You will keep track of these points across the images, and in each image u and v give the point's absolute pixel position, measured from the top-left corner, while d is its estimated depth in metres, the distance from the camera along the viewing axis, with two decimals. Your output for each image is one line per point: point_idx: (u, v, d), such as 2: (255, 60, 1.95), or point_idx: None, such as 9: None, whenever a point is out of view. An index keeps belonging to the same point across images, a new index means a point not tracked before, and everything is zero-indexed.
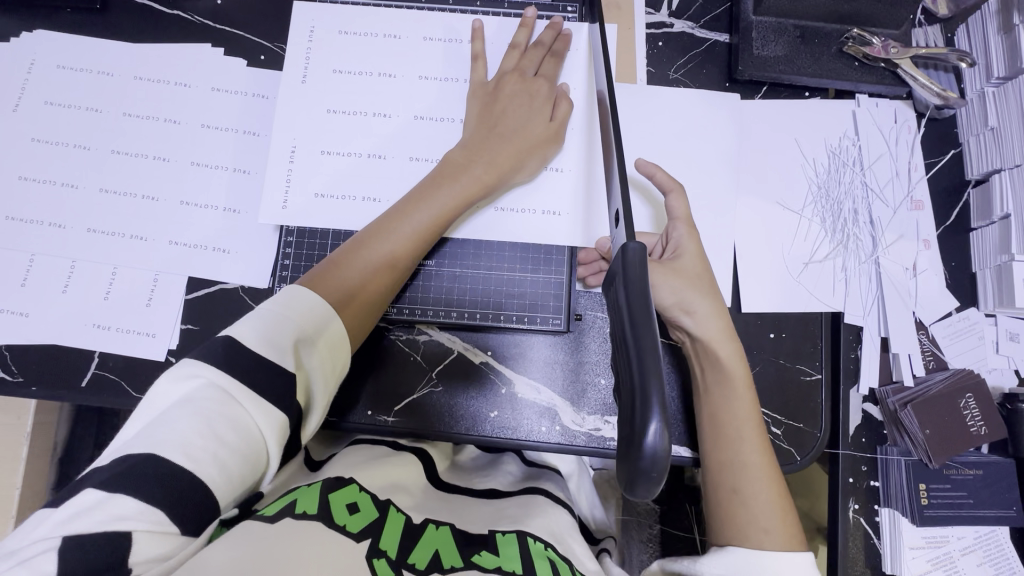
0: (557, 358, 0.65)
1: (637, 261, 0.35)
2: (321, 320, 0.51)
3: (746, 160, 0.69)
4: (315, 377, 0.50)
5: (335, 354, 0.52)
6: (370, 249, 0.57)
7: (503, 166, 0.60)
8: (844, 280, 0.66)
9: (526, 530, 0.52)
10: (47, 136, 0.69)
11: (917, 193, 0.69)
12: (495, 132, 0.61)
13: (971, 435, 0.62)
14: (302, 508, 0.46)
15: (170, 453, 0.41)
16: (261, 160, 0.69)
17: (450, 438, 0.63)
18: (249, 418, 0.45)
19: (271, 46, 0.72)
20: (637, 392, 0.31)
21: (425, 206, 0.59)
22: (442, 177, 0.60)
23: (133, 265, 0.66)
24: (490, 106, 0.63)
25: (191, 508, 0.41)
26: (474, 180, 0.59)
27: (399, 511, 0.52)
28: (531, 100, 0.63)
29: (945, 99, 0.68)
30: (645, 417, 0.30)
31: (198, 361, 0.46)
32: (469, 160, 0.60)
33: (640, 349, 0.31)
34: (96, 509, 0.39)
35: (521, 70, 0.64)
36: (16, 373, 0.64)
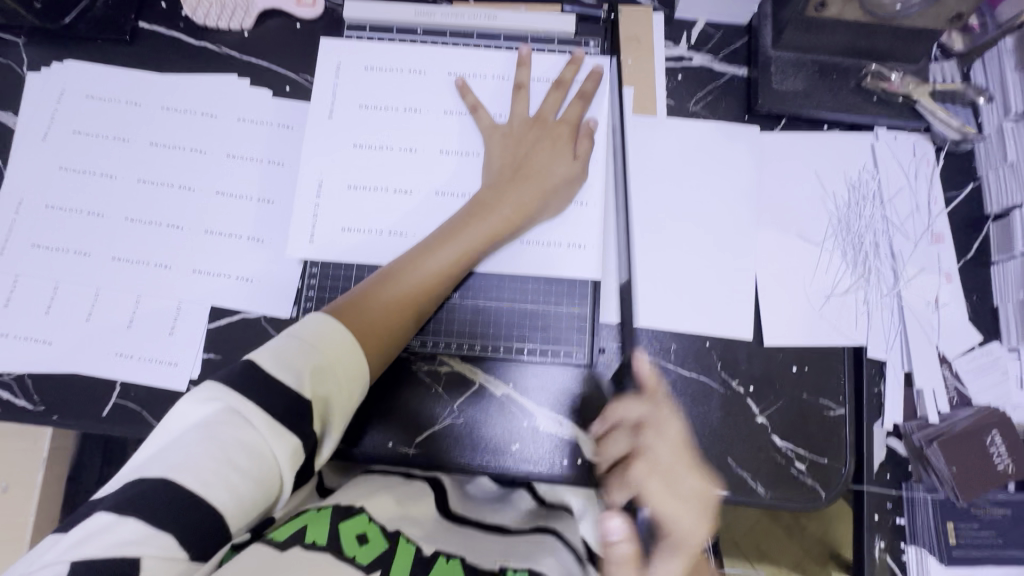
0: (580, 391, 0.65)
1: None
2: (342, 351, 0.51)
3: (766, 191, 0.70)
4: (331, 404, 0.49)
5: (350, 386, 0.51)
6: (401, 280, 0.58)
7: (530, 205, 0.61)
8: (867, 313, 0.66)
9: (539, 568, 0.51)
10: (75, 165, 0.69)
11: (937, 226, 0.69)
12: (523, 172, 0.63)
13: (999, 474, 0.61)
14: (312, 538, 0.48)
15: (185, 478, 0.42)
16: (286, 191, 0.69)
17: (471, 469, 0.63)
18: (263, 441, 0.45)
19: (297, 78, 0.73)
20: None
21: (456, 242, 0.60)
22: (468, 217, 0.61)
23: (157, 293, 0.66)
24: (518, 147, 0.64)
25: (204, 533, 0.42)
26: (503, 218, 0.61)
27: (410, 540, 0.52)
28: (553, 145, 0.64)
29: (965, 133, 0.69)
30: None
31: (214, 383, 0.47)
32: (497, 201, 0.61)
33: None
34: (106, 533, 0.40)
35: (544, 117, 0.65)
36: (37, 403, 0.64)
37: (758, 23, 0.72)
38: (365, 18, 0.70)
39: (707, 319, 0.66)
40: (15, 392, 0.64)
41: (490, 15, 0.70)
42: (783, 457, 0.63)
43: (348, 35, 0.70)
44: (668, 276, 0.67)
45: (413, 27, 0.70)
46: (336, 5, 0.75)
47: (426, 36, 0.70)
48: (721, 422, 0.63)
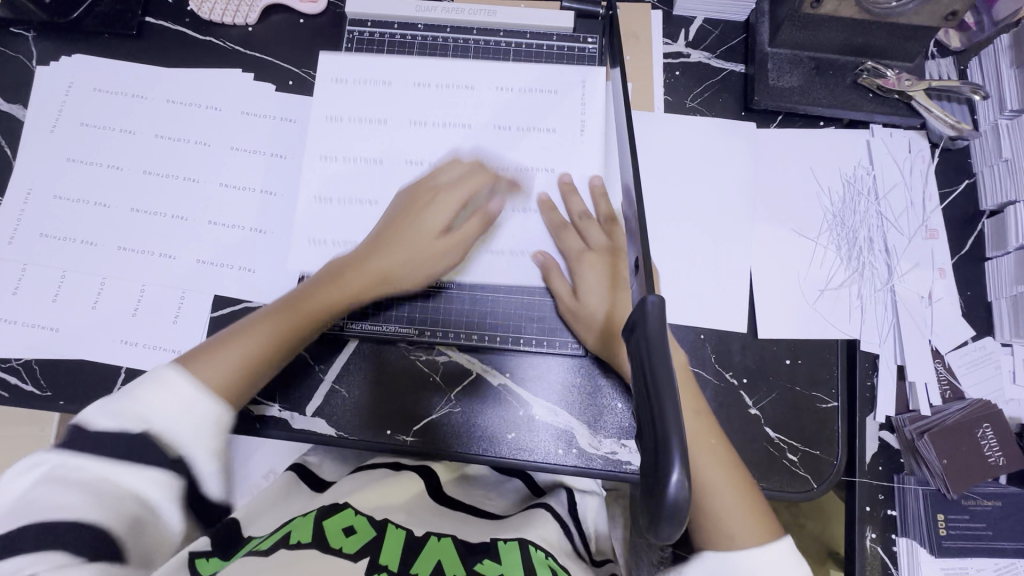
0: (576, 381, 0.65)
1: (656, 314, 0.36)
2: (160, 386, 0.53)
3: (762, 186, 0.70)
4: (162, 441, 0.50)
5: (188, 423, 0.52)
6: (322, 290, 0.63)
7: (390, 268, 0.64)
8: (860, 307, 0.66)
9: (526, 539, 0.54)
10: (83, 157, 0.71)
11: (931, 222, 0.70)
12: (432, 202, 0.66)
13: (990, 466, 0.62)
14: (295, 538, 0.49)
15: (116, 477, 0.48)
16: (289, 183, 0.70)
17: (466, 457, 0.64)
18: None
19: (300, 72, 0.74)
20: (659, 442, 0.32)
21: (334, 287, 0.63)
22: (375, 244, 0.65)
23: (161, 282, 0.68)
24: (449, 174, 0.67)
25: None
26: (360, 278, 0.64)
27: (397, 526, 0.54)
28: (477, 174, 0.67)
29: (960, 130, 0.69)
30: (667, 465, 0.31)
31: (125, 400, 0.51)
32: (397, 233, 0.65)
33: (661, 404, 0.32)
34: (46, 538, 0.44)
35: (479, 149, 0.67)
36: (45, 388, 0.65)
37: (755, 20, 0.73)
38: (367, 14, 0.71)
39: (701, 312, 0.66)
40: (23, 378, 0.66)
41: (490, 11, 0.71)
42: (776, 448, 0.63)
43: (350, 30, 0.71)
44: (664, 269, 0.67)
45: (414, 22, 0.71)
46: (339, 2, 0.76)
47: (426, 31, 0.71)
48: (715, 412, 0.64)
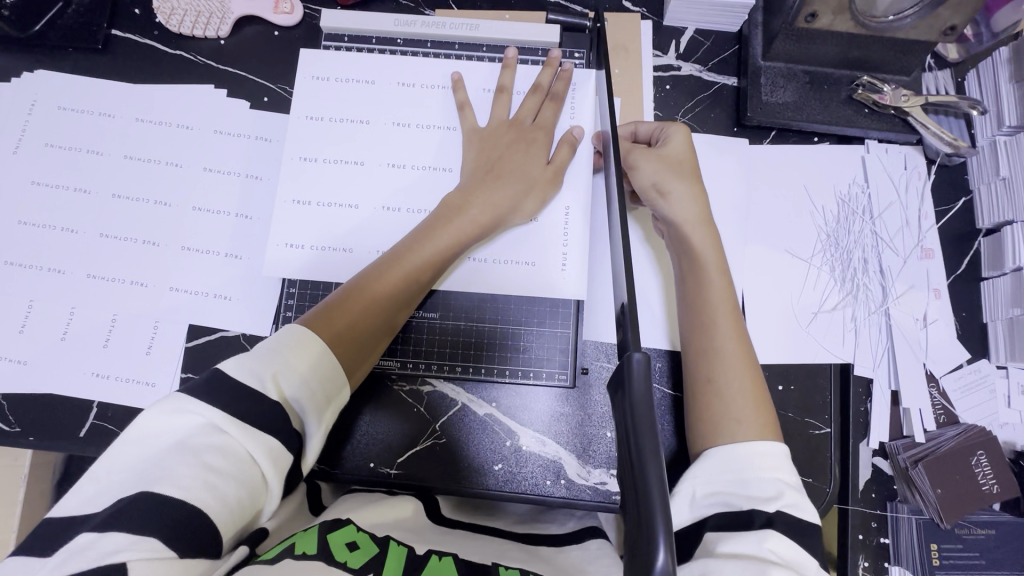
0: (563, 410, 0.64)
1: (643, 373, 0.33)
2: (317, 363, 0.50)
3: (755, 205, 0.69)
4: (304, 406, 0.48)
5: (324, 389, 0.50)
6: (395, 260, 0.58)
7: (501, 207, 0.61)
8: (854, 331, 0.65)
9: (528, 568, 0.49)
10: (48, 179, 0.68)
11: (927, 240, 0.68)
12: (496, 174, 0.62)
13: (983, 494, 0.61)
14: (301, 549, 0.46)
15: (165, 488, 0.41)
16: (265, 206, 0.68)
17: (455, 489, 0.62)
18: (247, 452, 0.45)
19: (275, 88, 0.71)
20: (642, 518, 0.30)
21: (421, 250, 0.59)
22: (442, 218, 0.60)
23: (134, 311, 0.65)
24: (492, 152, 0.63)
25: (194, 538, 0.41)
26: (471, 222, 0.60)
27: (400, 543, 0.51)
28: (528, 149, 0.63)
29: (957, 147, 0.67)
30: (651, 542, 0.29)
31: (185, 395, 0.45)
32: (467, 202, 0.60)
33: (645, 475, 0.31)
34: (90, 547, 0.38)
35: (519, 120, 0.64)
36: (13, 423, 0.63)
37: (748, 31, 0.70)
38: (344, 27, 0.68)
39: None
40: None
41: (473, 24, 0.68)
42: None
43: (326, 45, 0.68)
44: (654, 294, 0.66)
45: (393, 37, 0.68)
46: (316, 13, 0.73)
47: (406, 46, 0.68)
48: None
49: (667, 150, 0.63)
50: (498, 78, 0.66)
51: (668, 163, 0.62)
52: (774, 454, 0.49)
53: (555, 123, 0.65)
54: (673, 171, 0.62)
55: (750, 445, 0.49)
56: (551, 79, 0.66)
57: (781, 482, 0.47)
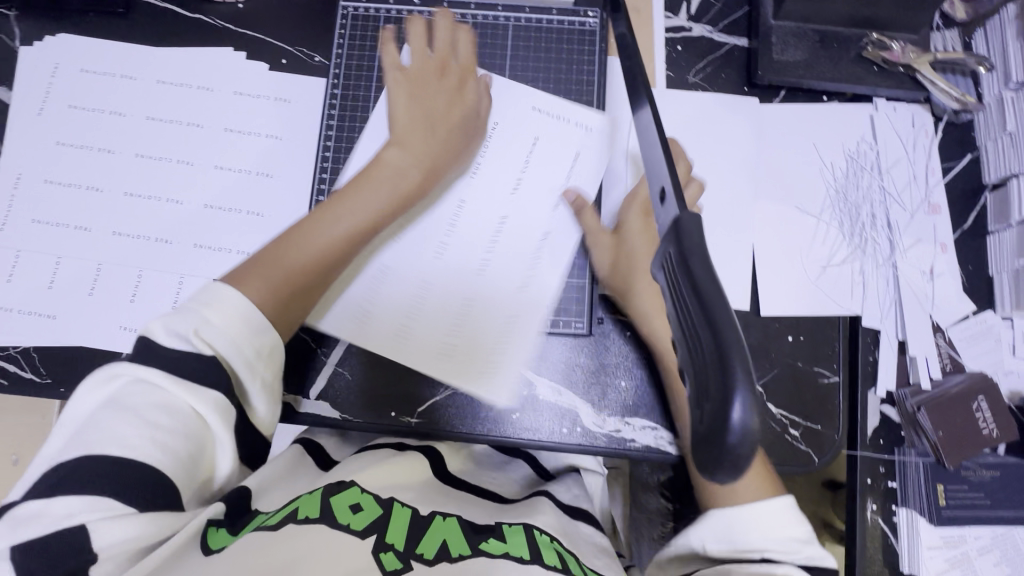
0: (579, 360, 0.66)
1: (693, 230, 0.31)
2: (244, 315, 0.50)
3: (764, 163, 0.70)
4: (233, 362, 0.49)
5: (254, 346, 0.50)
6: (328, 215, 0.58)
7: (438, 159, 0.63)
8: (862, 284, 0.67)
9: (531, 523, 0.55)
10: (72, 140, 0.69)
11: (933, 197, 0.69)
12: (422, 127, 0.63)
13: (984, 438, 0.63)
14: (304, 513, 0.48)
15: (110, 449, 0.44)
16: (286, 164, 0.69)
17: (472, 438, 0.64)
18: (178, 403, 0.47)
19: (293, 51, 0.72)
20: (712, 355, 0.26)
21: (355, 205, 0.58)
22: (370, 173, 0.60)
23: (158, 267, 0.67)
24: (420, 106, 0.64)
25: (152, 489, 0.44)
26: (410, 177, 0.61)
27: (403, 505, 0.53)
28: (449, 102, 0.64)
29: (964, 103, 0.69)
30: (727, 394, 0.25)
31: (116, 361, 0.48)
32: (403, 159, 0.61)
33: (709, 315, 0.27)
34: (52, 510, 0.42)
35: (430, 61, 0.66)
36: (45, 375, 0.65)
37: None
38: None
39: None
40: (21, 365, 0.65)
41: None
42: (778, 425, 0.64)
43: (344, 6, 0.69)
44: None
45: None
46: None
47: (423, 7, 0.69)
48: None
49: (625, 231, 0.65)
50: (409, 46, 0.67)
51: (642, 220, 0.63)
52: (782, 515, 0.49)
53: (508, 98, 0.67)
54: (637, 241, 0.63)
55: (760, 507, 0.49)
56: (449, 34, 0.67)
57: (795, 539, 0.49)
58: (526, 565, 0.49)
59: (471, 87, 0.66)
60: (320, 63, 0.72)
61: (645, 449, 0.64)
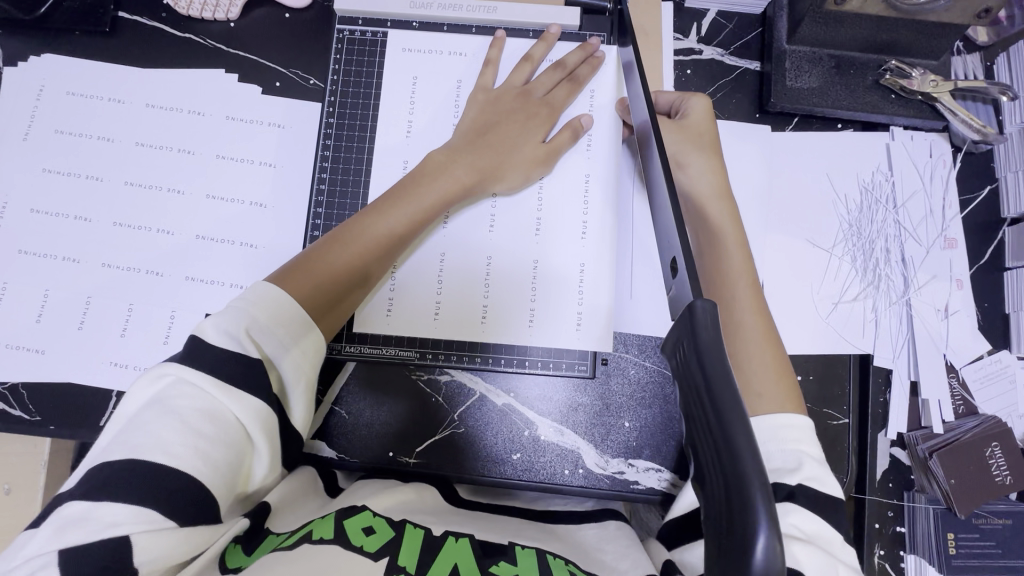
0: (580, 400, 0.64)
1: (710, 322, 0.29)
2: (289, 321, 0.51)
3: (776, 194, 0.67)
4: (283, 364, 0.50)
5: (303, 350, 0.52)
6: (368, 217, 0.57)
7: (486, 172, 0.60)
8: (874, 321, 0.65)
9: (544, 547, 0.52)
10: (58, 167, 0.67)
11: (950, 230, 0.67)
12: (484, 138, 0.61)
13: (997, 485, 0.61)
14: (318, 534, 0.48)
15: (152, 455, 0.43)
16: (281, 193, 0.67)
17: (471, 479, 0.62)
18: (225, 409, 0.47)
19: (287, 73, 0.69)
20: (731, 484, 0.25)
21: (396, 212, 0.57)
22: (416, 180, 0.59)
23: (150, 300, 0.65)
24: (485, 115, 0.62)
25: (191, 501, 0.43)
26: (455, 181, 0.59)
27: (416, 526, 0.52)
28: (526, 121, 0.62)
29: (985, 134, 0.66)
30: (749, 529, 0.24)
31: (165, 361, 0.48)
32: (449, 162, 0.59)
33: (728, 433, 0.26)
34: (89, 519, 0.41)
35: (528, 90, 0.63)
36: (34, 413, 0.63)
37: (773, 14, 0.68)
38: (358, 11, 0.65)
39: None
40: (10, 402, 0.63)
41: (490, 7, 0.66)
42: None
43: (340, 29, 0.65)
44: None
45: (409, 20, 0.66)
46: None
47: (422, 30, 0.66)
48: None
49: (687, 121, 0.61)
50: (531, 49, 0.65)
51: (687, 134, 0.61)
52: (799, 428, 0.49)
53: (565, 105, 0.63)
54: (692, 141, 0.60)
55: (773, 419, 0.49)
56: (580, 61, 0.64)
57: (804, 454, 0.48)
58: None
59: (559, 115, 0.63)
60: (315, 86, 0.69)
61: (648, 490, 0.62)
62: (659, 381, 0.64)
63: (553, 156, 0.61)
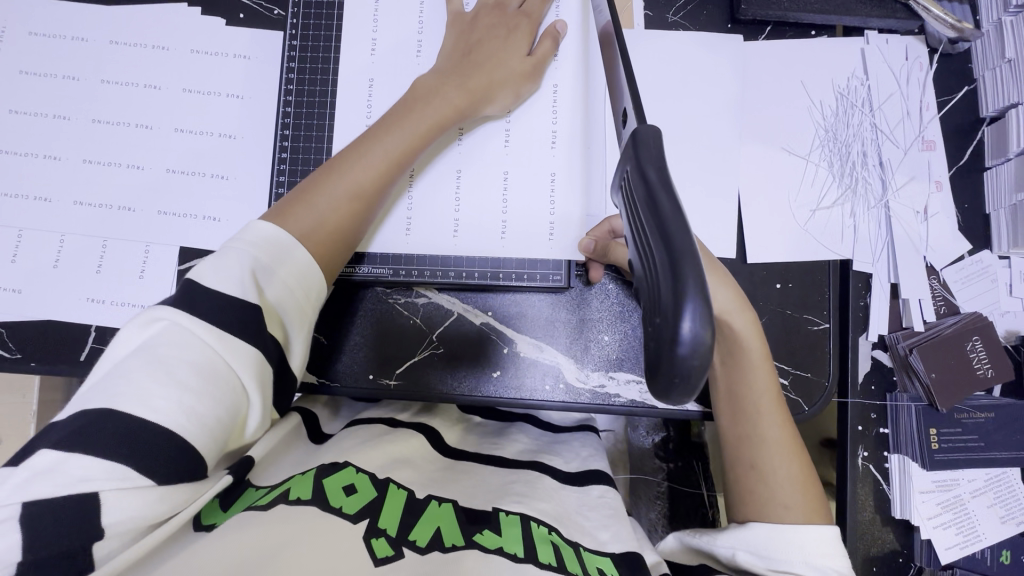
0: (558, 317, 0.64)
1: (650, 141, 0.30)
2: (290, 257, 0.49)
3: (752, 104, 0.66)
4: (288, 319, 0.49)
5: (300, 292, 0.49)
6: (366, 144, 0.55)
7: (479, 92, 0.57)
8: (853, 226, 0.64)
9: (528, 513, 0.51)
10: (25, 107, 0.66)
11: (928, 132, 0.66)
12: (472, 57, 0.59)
13: (979, 378, 0.61)
14: (296, 494, 0.46)
15: (134, 407, 0.40)
16: (251, 125, 0.66)
17: (452, 399, 0.62)
18: (218, 360, 0.43)
19: (250, 4, 0.68)
20: (668, 278, 0.26)
21: (395, 135, 0.54)
22: (409, 107, 0.56)
23: (123, 236, 0.65)
24: (467, 37, 0.60)
25: (170, 459, 0.40)
26: (448, 104, 0.56)
27: (399, 487, 0.51)
28: (508, 36, 0.60)
29: (960, 30, 0.64)
30: (678, 308, 0.25)
31: (159, 305, 0.44)
32: (441, 85, 0.57)
33: (664, 227, 0.27)
34: (56, 471, 0.38)
35: (503, 4, 0.61)
36: (14, 350, 0.63)
37: None
38: None
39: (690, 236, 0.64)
40: None
41: None
42: None
43: None
44: None
45: None
46: None
47: None
48: None
49: None
50: None
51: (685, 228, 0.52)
52: (829, 541, 0.48)
53: (542, 13, 0.62)
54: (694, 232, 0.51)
55: (800, 537, 0.47)
56: None
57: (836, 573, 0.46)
58: (519, 564, 0.45)
59: (538, 25, 0.62)
60: (279, 16, 0.68)
61: (630, 403, 0.62)
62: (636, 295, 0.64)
63: (538, 69, 0.60)
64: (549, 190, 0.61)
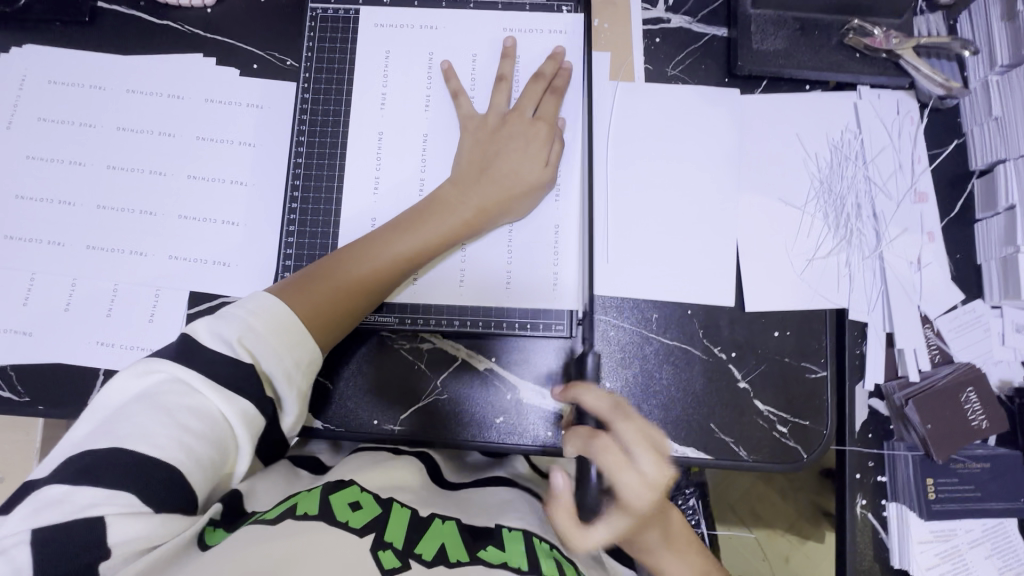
0: (561, 363, 0.65)
1: None
2: (285, 326, 0.50)
3: (750, 157, 0.68)
4: (276, 378, 0.48)
5: (293, 355, 0.50)
6: (378, 245, 0.58)
7: (492, 204, 0.61)
8: (849, 276, 0.66)
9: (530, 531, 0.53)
10: (42, 153, 0.68)
11: (920, 184, 0.68)
12: (488, 172, 0.61)
13: (973, 430, 0.62)
14: (303, 509, 0.47)
15: (133, 447, 0.42)
16: (262, 172, 0.68)
17: (456, 444, 0.63)
18: (211, 405, 0.45)
19: (265, 55, 0.70)
20: None
21: (405, 240, 0.58)
22: (422, 212, 0.60)
23: (133, 280, 0.66)
24: (486, 143, 0.63)
25: (168, 494, 0.42)
26: (462, 217, 0.60)
27: (403, 505, 0.52)
28: (528, 142, 0.62)
29: (949, 89, 0.67)
30: None
31: (153, 356, 0.46)
32: (458, 198, 0.60)
33: None
34: (66, 502, 0.40)
35: (523, 109, 0.63)
36: (23, 393, 0.64)
37: None
38: None
39: (689, 284, 0.65)
40: None
41: None
42: (766, 421, 0.63)
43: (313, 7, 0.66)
44: (653, 248, 0.66)
45: None
46: None
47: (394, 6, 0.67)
48: (704, 389, 0.64)
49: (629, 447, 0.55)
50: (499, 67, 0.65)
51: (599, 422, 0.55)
52: None
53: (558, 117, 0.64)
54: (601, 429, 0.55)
55: None
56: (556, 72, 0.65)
57: None
58: None
59: (557, 129, 0.64)
60: (291, 66, 0.70)
61: None
62: (637, 342, 0.65)
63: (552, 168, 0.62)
64: (552, 241, 0.63)
